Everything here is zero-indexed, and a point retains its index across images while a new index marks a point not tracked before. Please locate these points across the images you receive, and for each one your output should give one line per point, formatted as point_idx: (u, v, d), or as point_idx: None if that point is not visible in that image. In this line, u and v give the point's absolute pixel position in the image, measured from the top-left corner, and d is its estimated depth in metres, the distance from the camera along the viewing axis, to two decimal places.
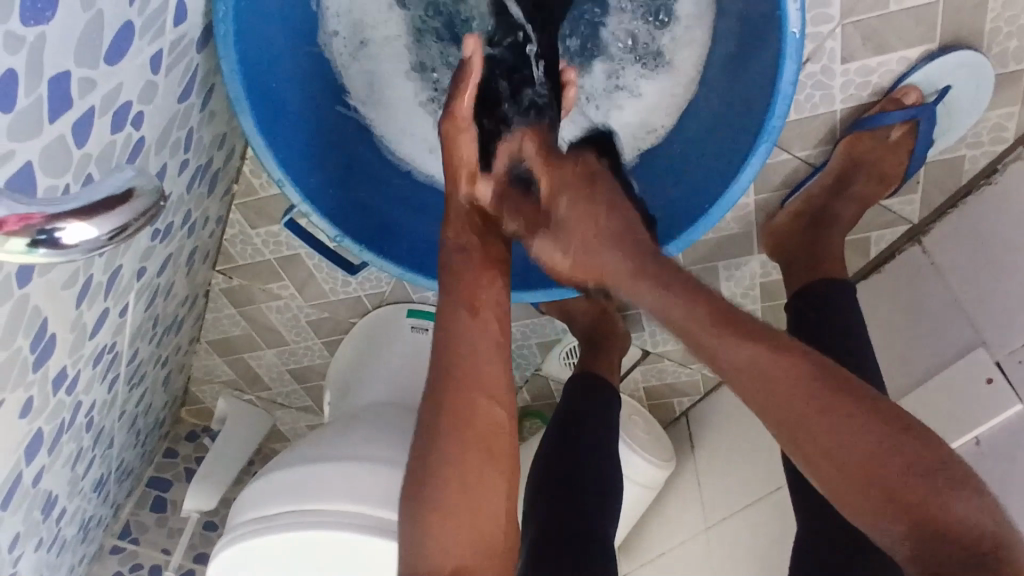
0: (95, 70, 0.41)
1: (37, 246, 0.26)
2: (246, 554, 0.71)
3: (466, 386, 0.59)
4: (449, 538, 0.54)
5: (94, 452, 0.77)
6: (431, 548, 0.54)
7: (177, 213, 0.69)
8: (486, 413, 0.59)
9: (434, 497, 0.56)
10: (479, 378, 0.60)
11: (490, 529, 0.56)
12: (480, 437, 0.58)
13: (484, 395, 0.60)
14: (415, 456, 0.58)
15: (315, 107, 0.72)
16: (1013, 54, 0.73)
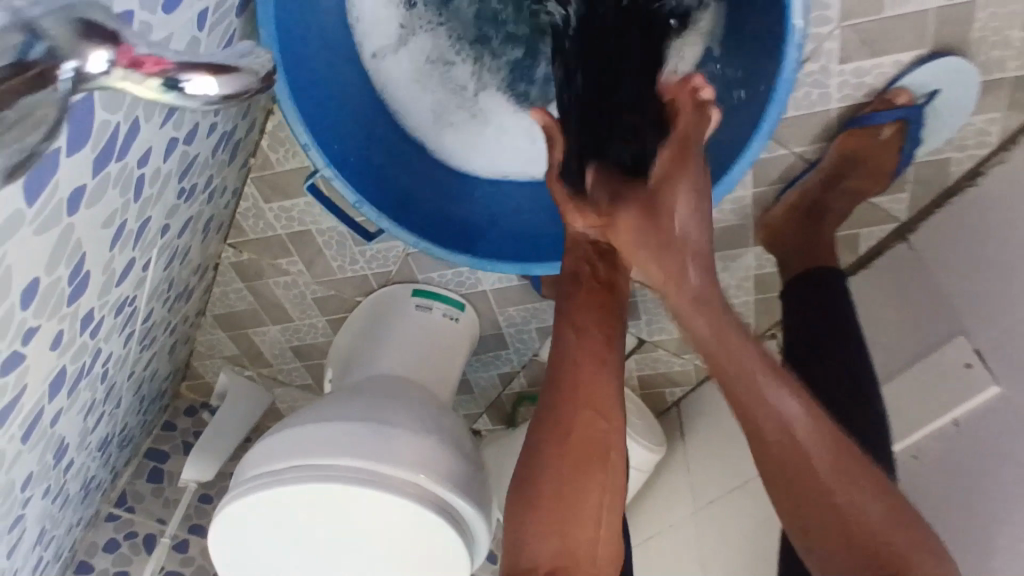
0: (152, 15, 0.44)
1: (169, 89, 0.30)
2: (256, 505, 0.73)
3: (574, 401, 0.65)
4: (535, 536, 0.62)
5: (104, 407, 0.79)
6: (522, 544, 0.63)
7: (201, 176, 0.72)
8: (588, 426, 0.64)
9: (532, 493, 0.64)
10: (593, 394, 0.65)
11: (582, 533, 0.62)
12: (579, 447, 0.64)
13: (589, 410, 0.64)
14: (524, 457, 0.66)
15: (341, 76, 0.75)
16: (1001, 62, 0.76)
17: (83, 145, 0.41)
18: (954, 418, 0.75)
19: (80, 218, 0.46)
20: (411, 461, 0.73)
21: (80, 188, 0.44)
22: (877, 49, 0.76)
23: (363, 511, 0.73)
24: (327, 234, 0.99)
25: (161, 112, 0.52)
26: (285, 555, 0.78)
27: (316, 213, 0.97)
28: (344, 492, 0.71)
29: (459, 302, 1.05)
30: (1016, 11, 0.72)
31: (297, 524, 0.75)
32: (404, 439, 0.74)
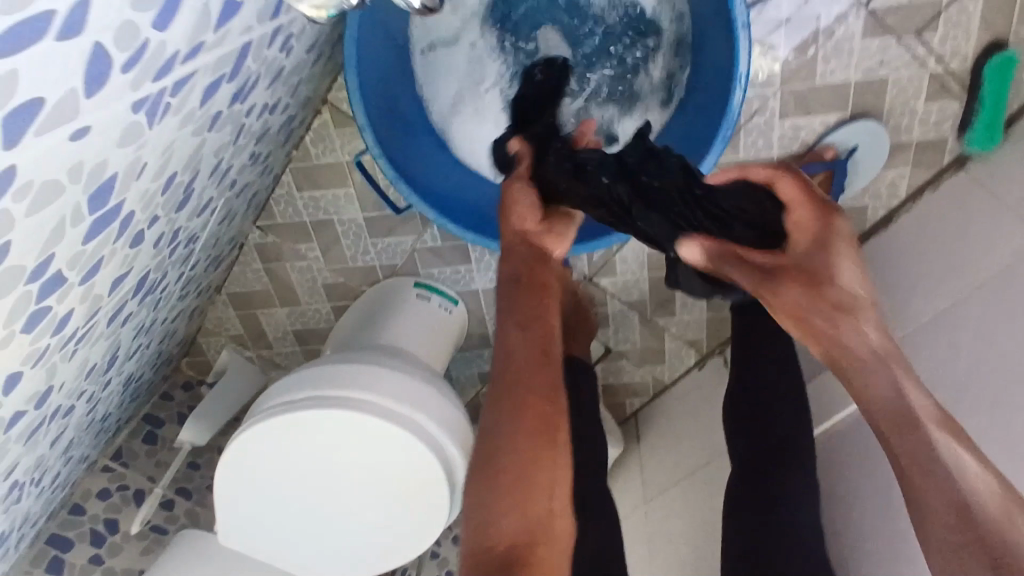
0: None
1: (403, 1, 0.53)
2: (273, 431, 0.85)
3: (520, 385, 0.73)
4: (501, 519, 0.67)
5: (142, 339, 0.91)
6: (491, 527, 0.67)
7: (266, 148, 0.88)
8: (539, 401, 0.73)
9: (499, 483, 0.69)
10: (529, 379, 0.74)
11: (534, 506, 0.69)
12: (531, 425, 0.71)
13: (536, 392, 0.73)
14: (482, 445, 0.72)
15: (393, 78, 0.92)
16: (905, 128, 0.97)
17: (231, 78, 0.57)
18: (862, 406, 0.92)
19: (208, 137, 0.62)
20: (413, 401, 0.86)
21: (217, 114, 0.60)
22: (811, 110, 0.97)
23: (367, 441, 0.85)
24: (346, 224, 1.14)
25: (269, 76, 0.69)
26: (291, 484, 0.89)
27: (340, 205, 1.12)
28: (354, 421, 0.83)
29: (454, 298, 1.17)
30: (914, 90, 0.94)
31: (307, 451, 0.86)
32: (406, 384, 0.87)
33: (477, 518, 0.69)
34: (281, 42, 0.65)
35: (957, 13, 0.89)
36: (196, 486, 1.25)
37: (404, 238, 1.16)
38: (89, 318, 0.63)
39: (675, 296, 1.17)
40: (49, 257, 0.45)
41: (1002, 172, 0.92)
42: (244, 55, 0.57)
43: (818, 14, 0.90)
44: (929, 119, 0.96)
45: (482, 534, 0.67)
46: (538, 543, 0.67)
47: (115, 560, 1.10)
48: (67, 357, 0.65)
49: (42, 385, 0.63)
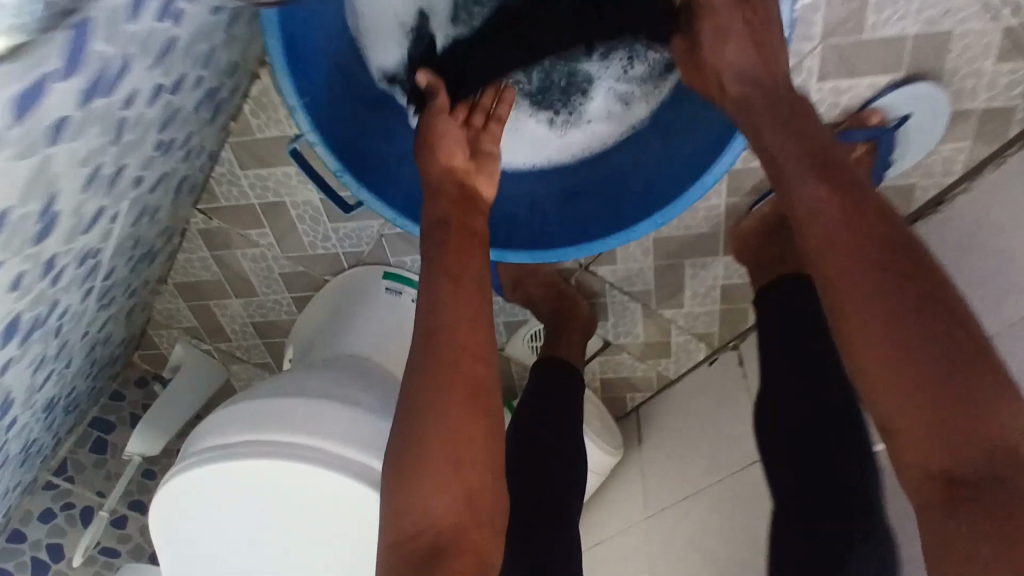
0: None
1: None
2: (213, 475, 0.72)
3: (454, 347, 0.62)
4: (432, 503, 0.59)
5: (54, 364, 0.77)
6: (412, 514, 0.58)
7: (181, 131, 0.71)
8: (471, 368, 0.62)
9: (422, 466, 0.59)
10: (465, 340, 0.62)
11: (466, 482, 0.60)
12: (463, 389, 0.61)
13: (471, 356, 0.62)
14: (404, 413, 0.61)
15: (327, 44, 0.75)
16: (968, 93, 0.79)
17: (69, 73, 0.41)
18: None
19: (57, 150, 0.45)
20: (365, 443, 0.73)
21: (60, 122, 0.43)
22: (853, 71, 0.79)
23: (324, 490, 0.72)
24: (301, 207, 0.98)
25: (150, 55, 0.51)
26: (238, 531, 0.77)
27: (292, 186, 0.96)
28: (298, 469, 0.70)
29: None
30: (985, 46, 0.75)
31: (245, 500, 0.74)
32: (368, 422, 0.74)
33: (396, 503, 0.59)
34: (157, 10, 0.48)
35: None
36: None
37: (369, 223, 0.99)
38: None
39: (684, 285, 1.01)
40: None
41: None
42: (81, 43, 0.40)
43: None
44: (1000, 82, 0.78)
45: (400, 525, 0.58)
46: (464, 529, 0.59)
47: None
48: None
49: None
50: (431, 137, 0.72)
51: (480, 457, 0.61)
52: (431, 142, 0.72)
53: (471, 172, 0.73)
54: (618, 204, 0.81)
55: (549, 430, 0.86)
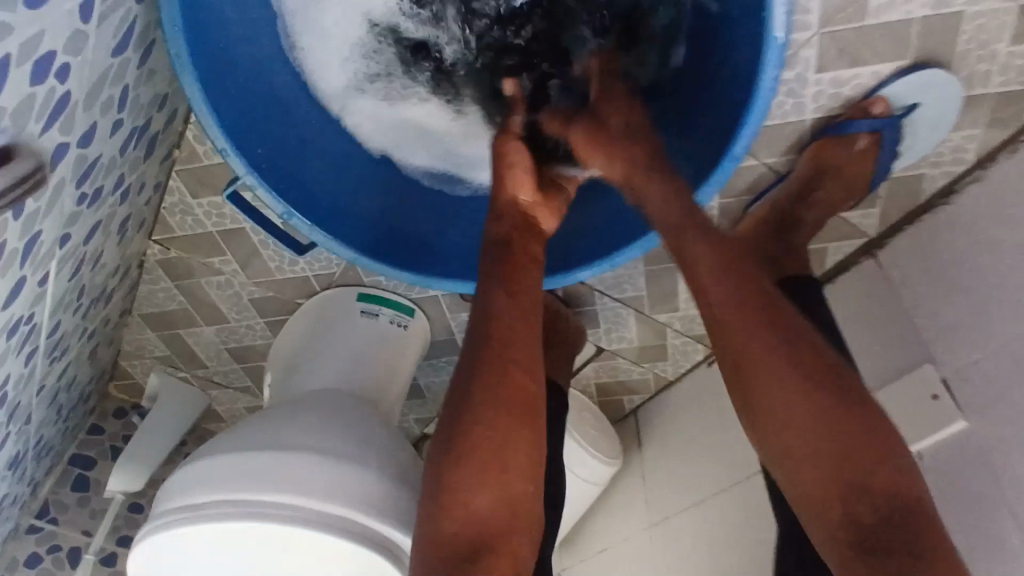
0: (15, 14, 0.37)
1: None
2: (178, 545, 0.66)
3: (502, 352, 0.59)
4: (476, 501, 0.54)
5: (8, 429, 0.72)
6: (456, 514, 0.54)
7: (109, 177, 0.64)
8: (520, 377, 0.59)
9: (461, 471, 0.55)
10: (512, 347, 0.60)
11: (515, 486, 0.56)
12: (513, 399, 0.58)
13: (519, 366, 0.59)
14: (449, 409, 0.58)
15: (267, 74, 0.71)
16: (982, 77, 0.71)
17: None
18: (918, 451, 0.73)
19: None
20: (353, 497, 0.66)
21: None
22: (852, 60, 0.71)
23: (300, 554, 0.65)
24: (262, 233, 0.91)
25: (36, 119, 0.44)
26: None
27: None
28: (282, 530, 0.64)
29: (409, 307, 0.98)
30: (1000, 26, 0.67)
31: (225, 563, 0.67)
32: (344, 473, 0.67)
33: (435, 501, 0.55)
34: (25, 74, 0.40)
35: None
36: None
37: None
38: None
39: (678, 288, 0.95)
40: None
41: None
42: None
43: None
44: (1016, 64, 0.70)
45: (442, 524, 0.54)
46: (500, 534, 0.54)
47: None
48: None
49: None
50: (512, 158, 0.71)
51: (527, 463, 0.57)
52: (506, 167, 0.71)
53: (537, 204, 0.71)
54: (609, 208, 0.78)
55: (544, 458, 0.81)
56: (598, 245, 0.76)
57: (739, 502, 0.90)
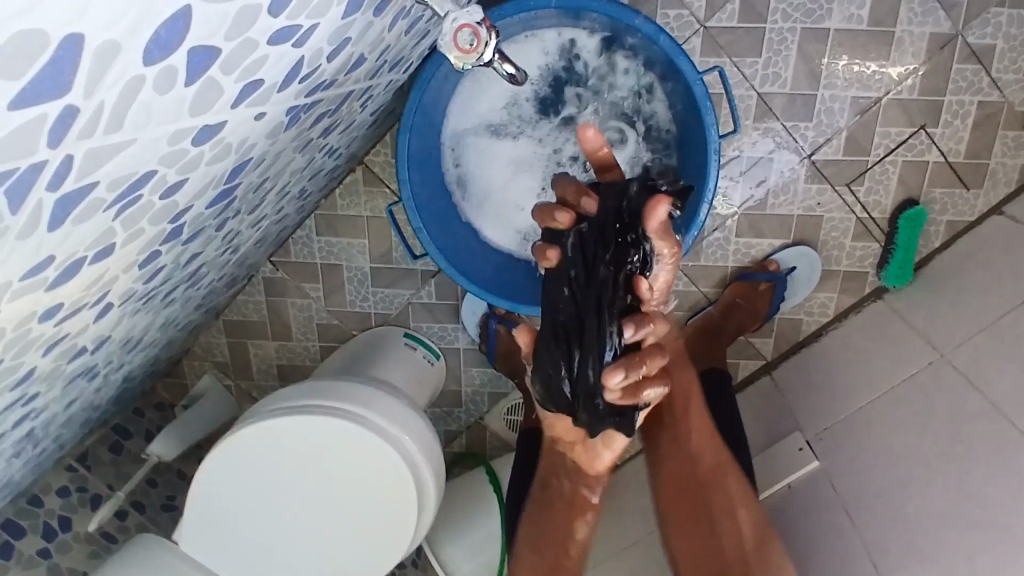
0: (387, 71, 0.79)
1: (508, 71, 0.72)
2: (273, 432, 0.94)
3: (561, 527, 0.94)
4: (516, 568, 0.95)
5: (158, 336, 0.98)
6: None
7: (314, 184, 1.01)
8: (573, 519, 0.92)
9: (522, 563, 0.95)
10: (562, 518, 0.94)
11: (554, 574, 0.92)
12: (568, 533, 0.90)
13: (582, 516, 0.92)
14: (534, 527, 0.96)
15: (434, 143, 1.05)
16: (833, 259, 1.19)
17: (331, 114, 0.71)
18: (789, 483, 1.09)
19: (298, 156, 0.75)
20: (397, 422, 0.97)
21: (310, 140, 0.73)
22: (761, 231, 1.18)
23: (358, 466, 0.95)
24: (353, 271, 1.27)
25: (345, 126, 0.82)
26: (270, 494, 0.97)
27: (352, 254, 1.26)
28: (348, 430, 0.94)
29: (436, 352, 1.27)
30: (843, 229, 1.17)
31: (293, 455, 0.95)
32: (404, 412, 0.99)
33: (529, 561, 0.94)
34: (365, 99, 0.79)
35: (880, 173, 1.13)
36: (151, 503, 1.24)
37: (402, 292, 1.29)
38: (163, 282, 0.71)
39: None
40: (188, 205, 0.55)
41: (912, 302, 1.13)
42: (346, 98, 0.70)
43: (771, 156, 1.14)
44: (855, 255, 1.18)
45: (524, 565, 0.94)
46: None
47: (62, 558, 1.06)
48: (131, 315, 0.72)
49: (106, 333, 0.69)
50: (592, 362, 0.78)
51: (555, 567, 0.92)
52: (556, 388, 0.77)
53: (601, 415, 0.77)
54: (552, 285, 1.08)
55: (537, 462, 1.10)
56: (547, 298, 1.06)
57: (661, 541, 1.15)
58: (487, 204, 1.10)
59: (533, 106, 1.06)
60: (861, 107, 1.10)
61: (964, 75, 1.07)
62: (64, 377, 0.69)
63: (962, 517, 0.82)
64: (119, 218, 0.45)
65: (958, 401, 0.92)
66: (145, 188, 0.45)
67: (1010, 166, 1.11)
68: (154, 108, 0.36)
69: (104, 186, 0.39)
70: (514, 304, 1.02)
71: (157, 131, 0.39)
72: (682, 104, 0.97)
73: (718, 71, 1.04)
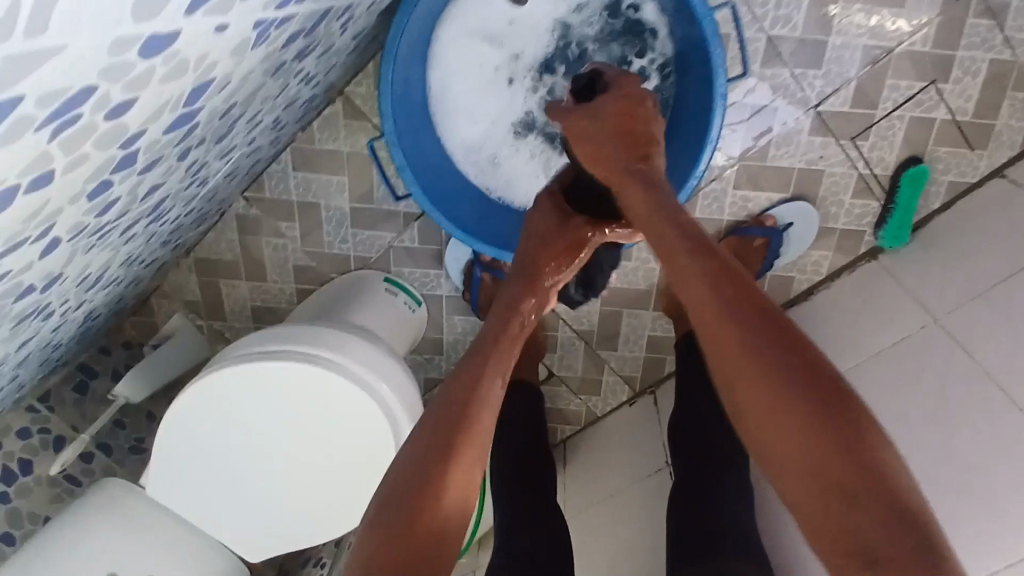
0: None
1: None
2: (246, 376, 0.90)
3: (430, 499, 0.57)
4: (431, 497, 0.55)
5: (120, 273, 0.92)
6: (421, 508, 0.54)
7: (289, 114, 0.93)
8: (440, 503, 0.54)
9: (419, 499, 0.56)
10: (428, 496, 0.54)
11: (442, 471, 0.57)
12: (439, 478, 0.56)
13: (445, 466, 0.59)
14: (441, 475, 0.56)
15: (419, 73, 0.97)
16: (830, 217, 1.15)
17: (305, 35, 0.64)
18: None
19: (268, 82, 0.68)
20: (378, 370, 0.93)
21: (278, 65, 0.65)
22: (759, 185, 1.13)
23: (335, 416, 0.92)
24: (331, 210, 1.21)
25: (323, 50, 0.75)
26: (241, 443, 0.94)
27: (331, 192, 1.19)
28: (326, 377, 0.90)
29: (417, 299, 1.23)
30: (843, 186, 1.13)
31: (264, 402, 0.91)
32: (386, 361, 0.95)
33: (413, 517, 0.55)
34: (344, 19, 0.72)
35: (886, 127, 1.08)
36: (119, 445, 1.20)
37: (384, 234, 1.23)
38: (119, 216, 0.65)
39: (620, 330, 1.28)
40: (141, 130, 0.49)
41: (908, 263, 1.11)
42: (321, 18, 0.63)
43: (775, 106, 1.08)
44: (853, 213, 1.15)
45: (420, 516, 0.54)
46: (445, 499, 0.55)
47: (22, 502, 1.03)
48: (85, 251, 0.66)
49: (57, 271, 0.63)
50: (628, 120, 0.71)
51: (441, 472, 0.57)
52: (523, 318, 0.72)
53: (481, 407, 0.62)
54: None
55: (523, 424, 1.09)
56: None
57: (635, 502, 1.12)
58: (465, 119, 1.03)
59: (530, 41, 0.99)
60: (872, 58, 1.04)
61: (978, 31, 1.01)
62: (12, 316, 0.64)
63: (945, 488, 0.82)
64: (55, 141, 0.39)
65: (948, 366, 0.90)
66: (85, 106, 0.38)
67: (1017, 128, 1.06)
68: (86, 10, 0.30)
69: (31, 102, 0.33)
70: (498, 250, 0.97)
71: (94, 38, 0.33)
72: (686, 43, 0.91)
73: (727, 8, 0.97)
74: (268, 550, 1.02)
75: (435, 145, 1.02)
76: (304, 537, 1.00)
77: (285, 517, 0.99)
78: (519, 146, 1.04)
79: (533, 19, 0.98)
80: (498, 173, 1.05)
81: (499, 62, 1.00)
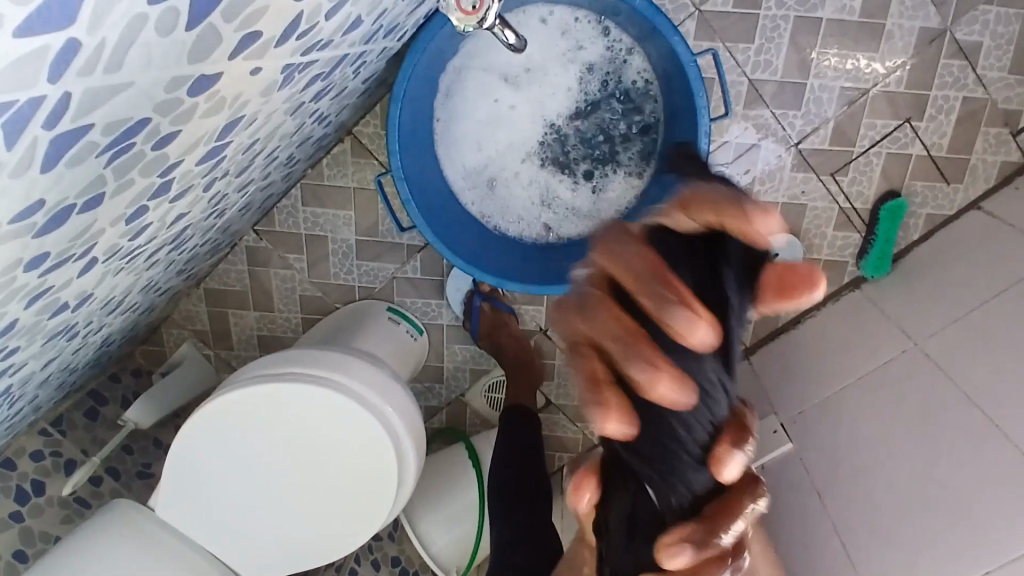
0: (380, 40, 0.78)
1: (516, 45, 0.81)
2: (255, 397, 0.93)
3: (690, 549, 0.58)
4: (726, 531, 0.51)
5: (137, 300, 0.96)
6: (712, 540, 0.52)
7: (303, 150, 0.99)
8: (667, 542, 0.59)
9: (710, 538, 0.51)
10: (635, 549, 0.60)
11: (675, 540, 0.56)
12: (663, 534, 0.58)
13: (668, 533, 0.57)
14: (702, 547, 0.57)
15: (424, 112, 1.04)
16: (814, 247, 1.21)
17: (324, 78, 0.70)
18: None
19: (288, 119, 0.74)
20: (383, 393, 0.97)
21: (298, 104, 0.71)
22: None
23: (340, 437, 0.95)
24: (338, 243, 1.27)
25: (337, 91, 0.81)
26: (248, 464, 0.97)
27: (338, 225, 1.25)
28: (333, 398, 0.94)
29: (419, 327, 1.27)
30: (826, 219, 1.19)
31: (272, 423, 0.95)
32: (386, 382, 0.99)
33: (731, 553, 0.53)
34: (359, 64, 0.79)
35: (864, 164, 1.15)
36: (126, 470, 1.23)
37: (388, 265, 1.28)
38: (148, 241, 0.70)
39: None
40: (179, 160, 0.54)
41: (889, 292, 1.16)
42: (340, 62, 0.70)
43: (758, 144, 1.15)
44: (836, 244, 1.21)
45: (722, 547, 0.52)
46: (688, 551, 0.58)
47: (34, 521, 1.05)
48: (114, 274, 0.71)
49: (88, 291, 0.68)
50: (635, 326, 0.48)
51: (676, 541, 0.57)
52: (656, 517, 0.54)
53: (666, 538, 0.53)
54: (534, 261, 1.09)
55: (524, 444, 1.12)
56: (530, 273, 1.06)
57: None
58: (467, 147, 1.09)
59: (530, 83, 1.07)
60: (848, 99, 1.12)
61: (950, 71, 1.09)
62: (44, 334, 0.68)
63: (928, 505, 0.86)
64: (110, 166, 0.44)
65: (929, 388, 0.95)
66: (139, 136, 0.44)
67: (990, 163, 1.13)
68: (155, 52, 0.36)
69: (99, 130, 0.38)
70: (498, 278, 1.03)
71: (156, 75, 0.38)
72: (671, 87, 0.98)
73: (711, 53, 1.05)
74: (272, 570, 1.04)
75: (438, 180, 1.08)
76: (308, 557, 1.02)
77: (290, 538, 1.01)
78: (516, 180, 1.11)
79: (541, 66, 1.06)
80: (495, 204, 1.12)
81: (500, 100, 1.07)
